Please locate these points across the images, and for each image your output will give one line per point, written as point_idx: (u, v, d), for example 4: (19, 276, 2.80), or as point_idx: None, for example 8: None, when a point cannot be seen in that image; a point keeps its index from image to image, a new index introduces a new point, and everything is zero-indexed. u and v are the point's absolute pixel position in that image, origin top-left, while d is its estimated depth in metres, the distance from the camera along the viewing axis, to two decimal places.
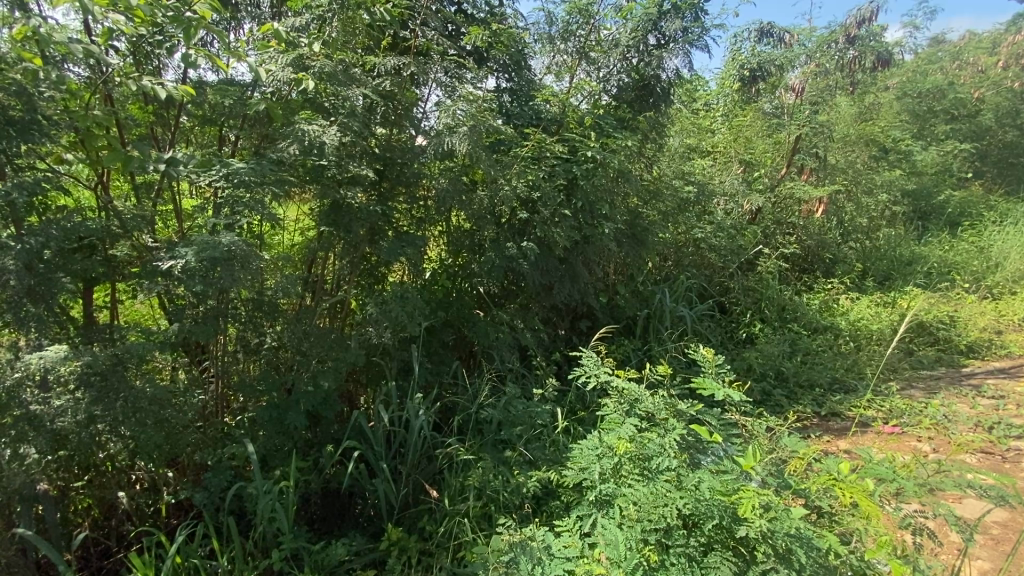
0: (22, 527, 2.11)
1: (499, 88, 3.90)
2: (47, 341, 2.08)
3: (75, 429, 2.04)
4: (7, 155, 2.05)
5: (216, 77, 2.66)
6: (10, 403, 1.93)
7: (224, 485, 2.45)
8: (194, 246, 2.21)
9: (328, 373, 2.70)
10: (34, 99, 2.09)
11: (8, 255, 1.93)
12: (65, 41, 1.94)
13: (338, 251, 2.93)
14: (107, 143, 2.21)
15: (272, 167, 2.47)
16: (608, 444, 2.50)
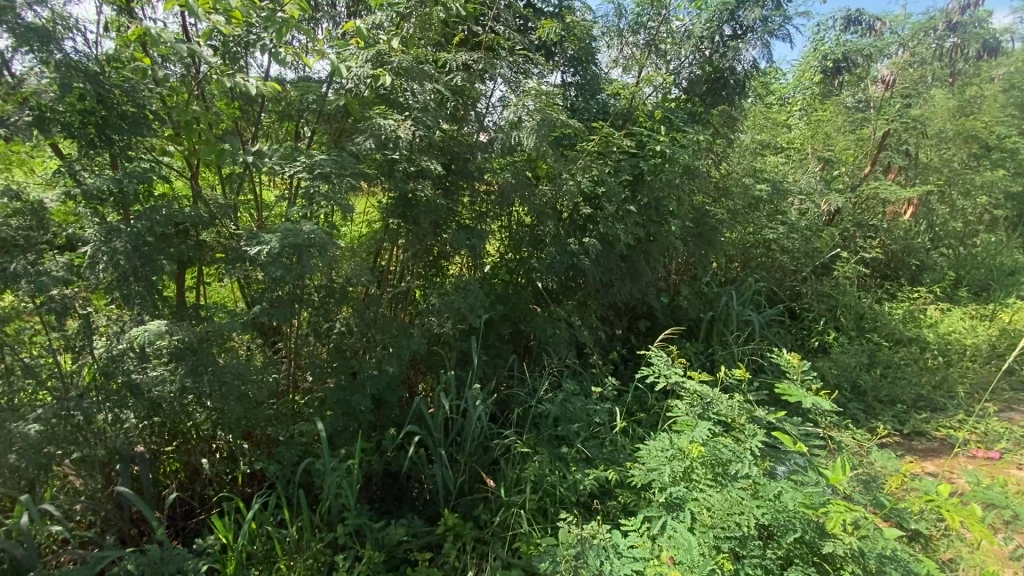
0: (120, 483, 2.33)
1: (566, 83, 3.87)
2: (147, 317, 2.27)
3: (169, 398, 2.23)
4: (119, 146, 2.26)
5: (295, 75, 2.79)
6: (115, 370, 2.17)
7: (294, 460, 2.60)
8: (277, 233, 2.34)
9: (392, 359, 2.82)
10: (141, 96, 2.29)
11: (119, 237, 2.12)
12: (172, 41, 2.15)
13: (404, 244, 3.02)
14: (203, 137, 2.39)
15: (352, 161, 2.60)
16: (679, 446, 2.43)
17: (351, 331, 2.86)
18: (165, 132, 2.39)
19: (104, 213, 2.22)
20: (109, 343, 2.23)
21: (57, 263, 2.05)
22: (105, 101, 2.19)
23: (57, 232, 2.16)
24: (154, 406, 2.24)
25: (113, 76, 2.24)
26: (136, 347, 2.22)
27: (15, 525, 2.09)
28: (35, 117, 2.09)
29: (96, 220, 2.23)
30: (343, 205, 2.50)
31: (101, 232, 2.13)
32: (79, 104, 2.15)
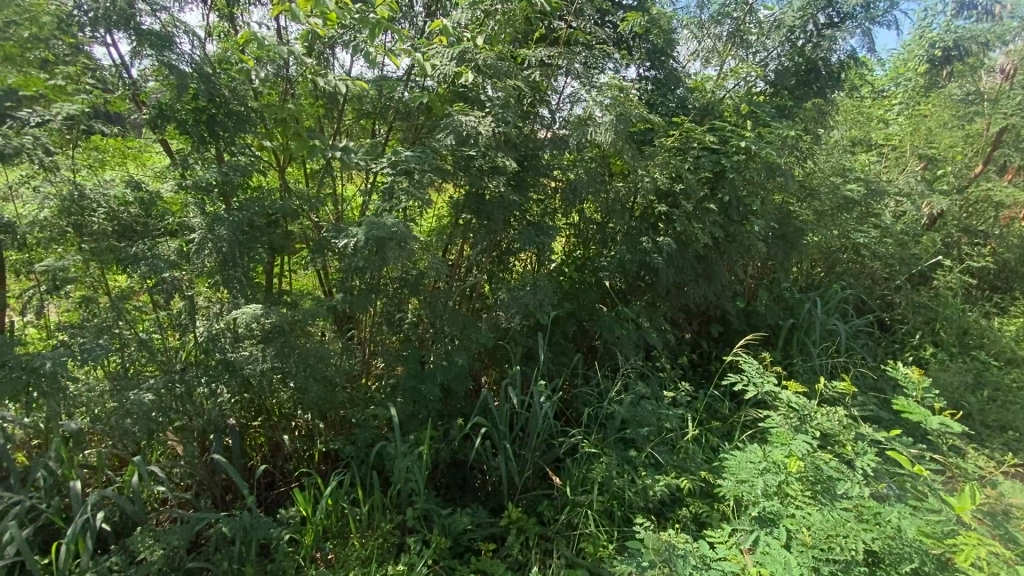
0: (214, 452, 2.53)
1: (643, 76, 3.76)
2: (242, 300, 2.45)
3: (258, 374, 2.42)
4: (225, 141, 2.45)
5: (373, 74, 2.90)
6: (212, 347, 2.38)
7: (367, 442, 2.73)
8: (364, 225, 2.43)
9: (461, 351, 2.88)
10: (243, 95, 2.48)
11: (222, 225, 2.29)
12: (275, 45, 2.32)
13: (475, 239, 3.07)
14: (298, 134, 2.56)
15: (434, 157, 2.69)
16: (774, 460, 2.38)
17: (422, 322, 2.95)
18: (264, 129, 2.58)
19: (210, 204, 2.41)
20: (211, 326, 2.41)
21: (170, 249, 2.28)
22: (217, 101, 2.38)
23: (168, 220, 2.38)
24: (247, 383, 2.43)
25: (224, 77, 2.45)
26: (234, 328, 2.41)
27: (128, 482, 2.32)
28: (156, 115, 2.35)
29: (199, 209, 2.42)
30: (421, 200, 2.58)
31: (207, 222, 2.32)
32: (195, 104, 2.36)
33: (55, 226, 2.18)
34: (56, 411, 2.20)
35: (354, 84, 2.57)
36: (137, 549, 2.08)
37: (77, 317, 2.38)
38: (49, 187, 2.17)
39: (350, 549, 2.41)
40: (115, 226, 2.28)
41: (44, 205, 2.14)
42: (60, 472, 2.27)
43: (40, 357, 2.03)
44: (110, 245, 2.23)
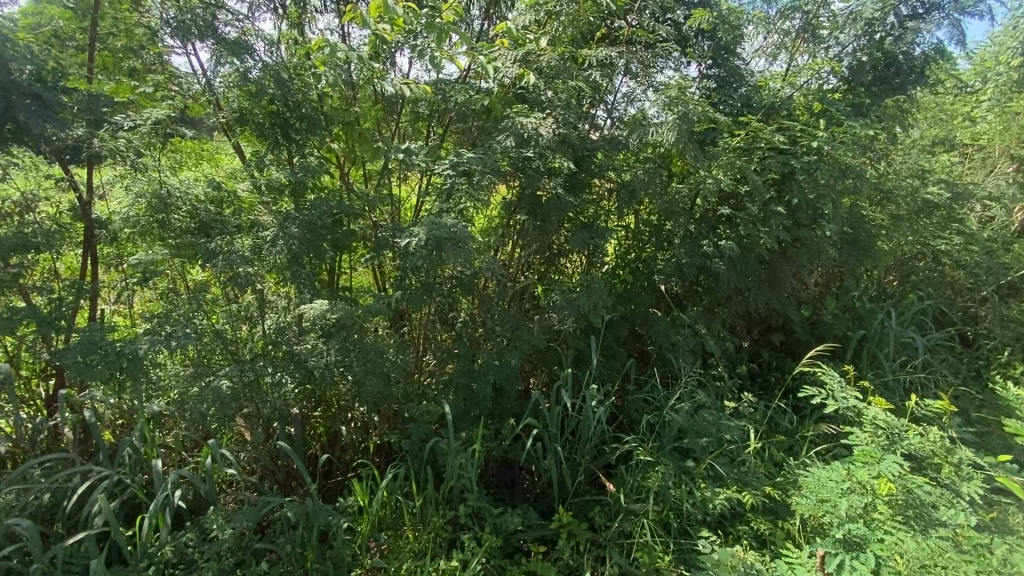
0: (278, 439, 2.65)
1: (705, 75, 3.65)
2: (307, 295, 2.57)
3: (321, 369, 2.50)
4: (298, 144, 2.59)
5: (430, 77, 2.96)
6: (280, 339, 2.53)
7: (420, 438, 2.79)
8: (425, 226, 2.49)
9: (514, 351, 2.90)
10: (315, 99, 2.61)
11: (294, 223, 2.41)
12: (346, 51, 2.42)
13: (529, 240, 3.09)
14: (363, 136, 2.66)
15: (496, 158, 2.72)
16: (860, 480, 2.22)
17: (475, 321, 3.00)
18: (331, 131, 2.69)
19: (281, 202, 2.53)
20: (279, 318, 2.59)
21: (245, 244, 2.42)
22: (291, 106, 2.52)
23: (244, 219, 2.53)
24: (312, 376, 2.52)
25: (298, 81, 2.58)
26: (299, 322, 2.55)
27: (202, 463, 2.45)
28: (236, 120, 2.52)
29: (268, 208, 2.54)
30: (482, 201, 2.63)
31: (279, 220, 2.44)
32: (272, 108, 2.51)
33: (142, 221, 2.35)
34: (141, 393, 2.36)
35: (417, 88, 2.65)
36: (211, 527, 2.21)
37: (158, 307, 2.56)
38: (139, 185, 2.35)
39: (404, 542, 2.46)
40: (196, 223, 2.44)
41: (137, 203, 2.32)
42: (143, 450, 2.40)
43: (134, 344, 2.21)
44: (192, 241, 2.39)
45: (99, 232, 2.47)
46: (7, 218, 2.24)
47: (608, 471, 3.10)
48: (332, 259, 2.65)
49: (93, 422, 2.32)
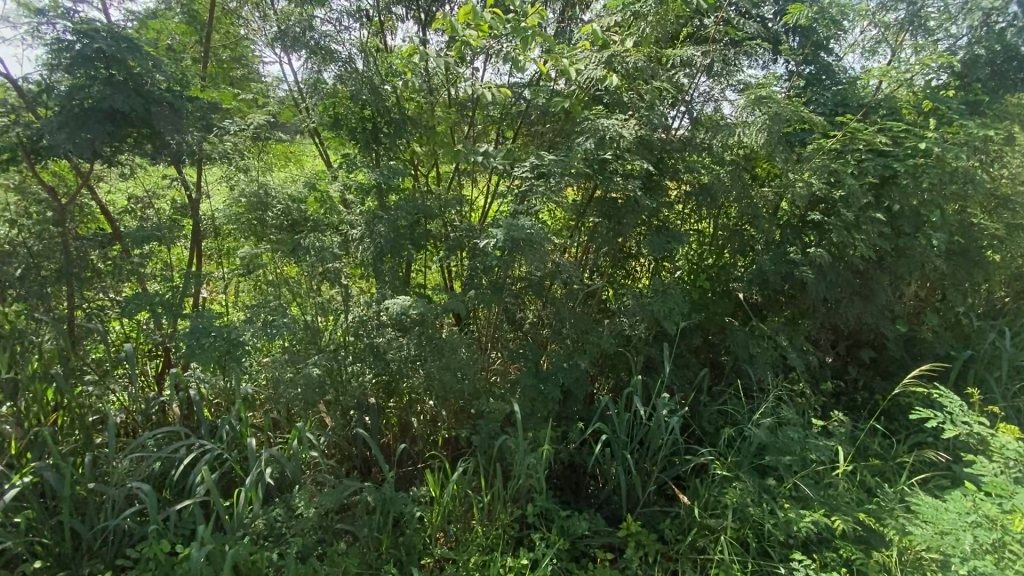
0: (358, 426, 2.79)
1: (797, 72, 3.48)
2: (388, 291, 2.72)
3: (401, 360, 2.68)
4: (387, 147, 2.74)
5: (505, 81, 3.01)
6: (364, 331, 2.70)
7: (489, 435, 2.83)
8: (502, 227, 2.53)
9: (584, 355, 2.93)
10: (402, 104, 2.73)
11: (380, 223, 2.57)
12: (436, 57, 2.53)
13: (601, 244, 3.02)
14: (447, 141, 2.76)
15: (575, 160, 2.72)
16: (988, 514, 2.06)
17: (543, 323, 3.02)
18: (415, 135, 2.80)
19: (366, 203, 2.67)
20: (365, 313, 2.70)
21: (335, 241, 2.59)
22: (381, 112, 2.69)
23: (336, 217, 2.69)
24: (389, 369, 2.70)
25: (386, 86, 2.71)
26: (386, 318, 2.67)
27: (288, 443, 2.60)
28: (332, 124, 2.70)
29: (354, 208, 2.69)
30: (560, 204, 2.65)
31: (367, 219, 2.61)
32: (364, 113, 2.67)
33: (243, 218, 2.56)
34: (240, 375, 2.57)
35: (499, 91, 2.70)
36: (296, 504, 2.34)
37: (252, 297, 2.74)
38: (242, 186, 2.56)
39: (472, 536, 2.51)
40: (288, 220, 2.62)
41: (239, 202, 2.53)
42: (238, 429, 2.58)
43: (237, 330, 2.41)
44: (288, 237, 2.57)
45: (204, 227, 2.70)
46: (131, 215, 2.59)
47: (678, 483, 3.01)
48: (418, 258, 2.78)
49: (197, 399, 2.55)
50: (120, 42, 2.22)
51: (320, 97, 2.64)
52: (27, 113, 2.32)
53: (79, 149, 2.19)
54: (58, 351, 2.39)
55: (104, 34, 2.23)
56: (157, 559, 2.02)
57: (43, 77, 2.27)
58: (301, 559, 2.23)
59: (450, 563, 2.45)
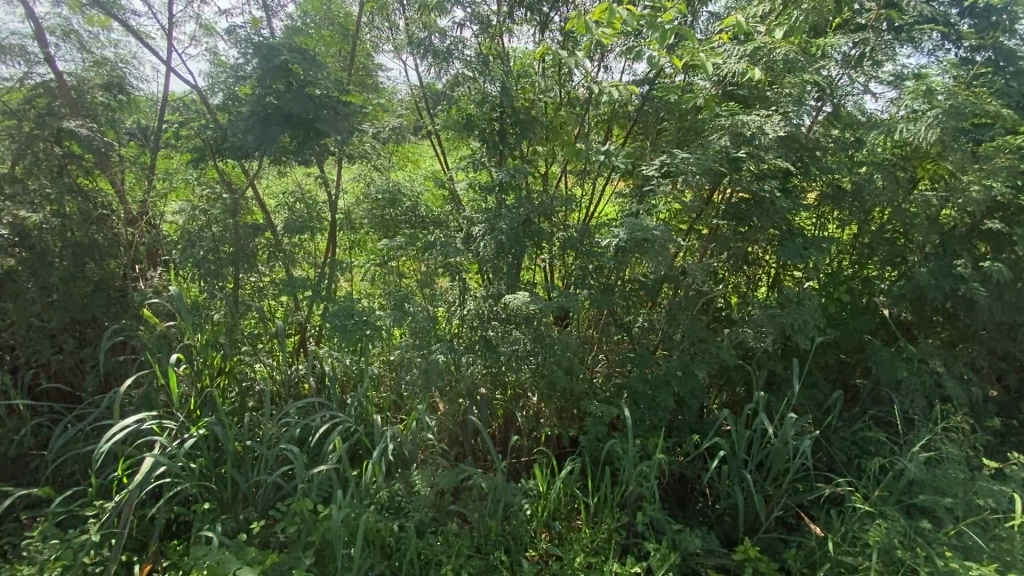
0: (469, 416, 2.89)
1: (973, 59, 3.07)
2: (503, 287, 2.82)
3: (513, 358, 2.72)
4: (513, 148, 2.78)
5: (630, 78, 2.96)
6: (481, 325, 2.78)
7: (597, 439, 2.79)
8: (626, 227, 2.51)
9: (702, 365, 2.78)
10: (531, 106, 2.80)
11: (504, 220, 2.65)
12: (569, 57, 2.55)
13: (726, 249, 2.86)
14: (567, 139, 2.77)
15: (713, 159, 2.58)
16: None
17: (653, 328, 2.96)
18: (540, 135, 2.81)
19: (489, 201, 2.76)
20: (480, 305, 2.79)
21: (459, 237, 2.71)
22: (510, 112, 2.72)
23: (460, 215, 2.83)
24: (501, 362, 2.72)
25: (517, 88, 2.78)
26: (501, 311, 2.76)
27: (407, 424, 2.77)
28: (461, 124, 2.76)
29: (478, 206, 2.79)
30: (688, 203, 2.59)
31: (489, 218, 2.69)
32: (493, 115, 2.72)
33: (378, 213, 2.78)
34: (368, 356, 2.80)
35: (626, 88, 2.65)
36: (415, 481, 2.46)
37: (371, 290, 2.89)
38: (380, 184, 2.79)
39: (578, 536, 2.49)
40: (417, 216, 2.80)
41: (376, 197, 2.76)
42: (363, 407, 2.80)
43: (373, 315, 2.64)
44: (417, 231, 2.75)
45: (341, 221, 2.97)
46: (282, 209, 2.91)
47: (803, 511, 2.75)
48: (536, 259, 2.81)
49: (331, 376, 2.81)
50: (295, 50, 2.54)
51: (454, 99, 2.76)
52: (213, 119, 2.74)
53: (266, 145, 2.56)
54: (222, 325, 2.75)
55: (282, 46, 2.53)
56: (300, 515, 2.24)
57: (230, 91, 2.66)
58: (419, 534, 2.37)
59: (555, 560, 2.46)
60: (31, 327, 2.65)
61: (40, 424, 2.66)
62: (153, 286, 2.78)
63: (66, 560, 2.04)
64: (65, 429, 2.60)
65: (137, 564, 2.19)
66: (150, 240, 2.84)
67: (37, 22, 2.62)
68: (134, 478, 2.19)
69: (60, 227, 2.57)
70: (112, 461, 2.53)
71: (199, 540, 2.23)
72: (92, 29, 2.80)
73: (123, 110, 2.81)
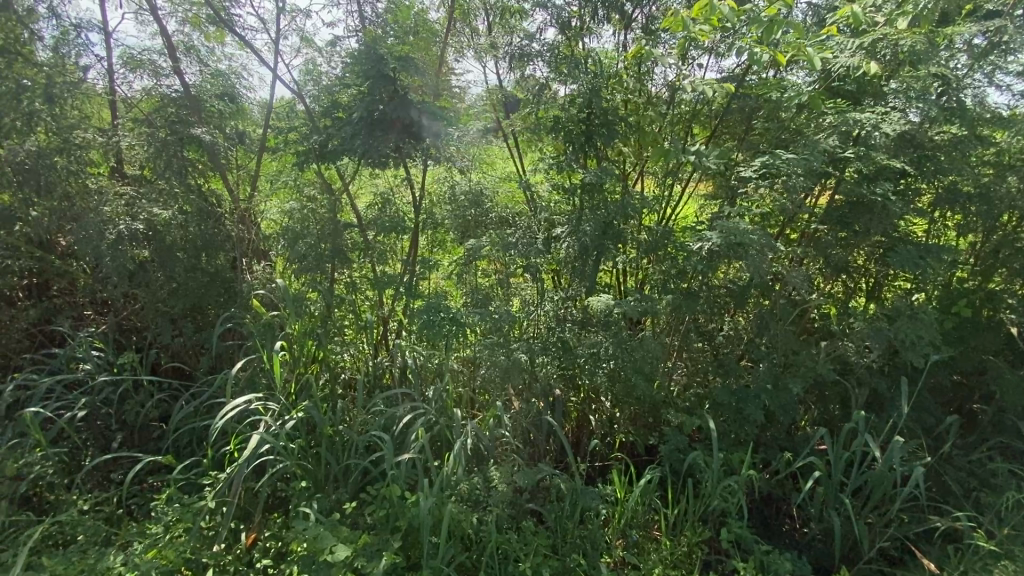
0: (546, 416, 2.89)
1: None
2: (584, 289, 2.83)
3: (592, 361, 2.69)
4: (601, 149, 2.74)
5: (718, 76, 2.86)
6: (560, 327, 2.78)
7: (678, 449, 2.69)
8: (720, 231, 2.41)
9: (797, 379, 2.61)
10: (621, 107, 2.75)
11: (589, 222, 2.63)
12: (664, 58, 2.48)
13: (828, 256, 2.67)
14: (655, 138, 2.69)
15: (819, 159, 2.42)
16: None
17: (739, 338, 2.81)
18: (627, 136, 2.75)
19: (573, 204, 2.76)
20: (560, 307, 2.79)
21: (540, 239, 2.74)
22: (599, 113, 2.68)
23: (540, 216, 2.85)
24: (577, 363, 2.75)
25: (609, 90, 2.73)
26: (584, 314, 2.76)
27: (483, 419, 2.82)
28: (550, 126, 2.77)
29: (563, 208, 2.80)
30: (788, 205, 2.45)
31: (574, 220, 2.69)
32: (581, 116, 2.69)
33: (461, 213, 2.85)
34: (449, 351, 2.88)
35: (721, 87, 2.53)
36: (493, 477, 2.51)
37: (450, 287, 2.95)
38: (466, 185, 2.87)
39: (657, 547, 2.42)
40: (501, 217, 2.86)
41: (463, 199, 2.85)
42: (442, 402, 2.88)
43: (459, 313, 2.71)
44: (501, 232, 2.80)
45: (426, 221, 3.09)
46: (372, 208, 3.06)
47: (908, 544, 2.51)
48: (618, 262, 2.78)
49: (413, 369, 2.93)
50: (399, 55, 2.71)
51: (543, 101, 2.77)
52: (315, 123, 2.92)
53: (367, 148, 2.75)
54: (318, 317, 2.95)
55: (384, 53, 2.68)
56: (388, 500, 2.36)
57: (333, 96, 2.84)
58: (499, 529, 2.38)
59: (632, 569, 2.40)
60: (157, 311, 2.96)
61: (161, 399, 2.96)
62: (259, 278, 3.03)
63: (186, 522, 2.26)
64: (183, 404, 2.89)
65: (243, 532, 2.39)
66: (256, 236, 3.10)
67: (167, 38, 2.94)
68: (244, 452, 2.39)
69: (185, 222, 2.85)
70: (220, 437, 2.77)
71: (298, 515, 2.38)
72: (209, 44, 3.10)
73: (232, 116, 3.06)
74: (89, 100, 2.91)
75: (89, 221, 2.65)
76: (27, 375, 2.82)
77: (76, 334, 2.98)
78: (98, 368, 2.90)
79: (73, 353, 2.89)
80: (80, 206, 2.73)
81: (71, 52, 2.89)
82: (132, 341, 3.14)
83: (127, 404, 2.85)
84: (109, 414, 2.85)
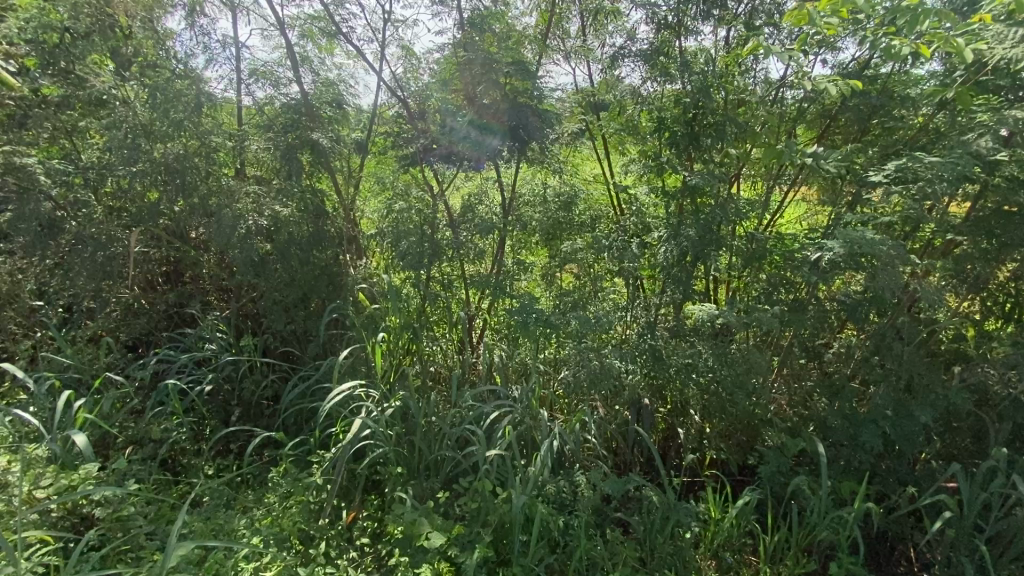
0: (634, 425, 2.80)
1: None
2: (679, 296, 2.68)
3: (688, 372, 2.57)
4: (706, 151, 2.62)
5: (827, 68, 2.66)
6: (654, 334, 2.69)
7: (778, 472, 2.51)
8: (843, 239, 2.20)
9: (926, 407, 2.33)
10: (729, 108, 2.62)
11: (694, 228, 2.51)
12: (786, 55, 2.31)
13: (967, 271, 2.37)
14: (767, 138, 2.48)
15: (967, 162, 2.15)
16: None
17: (853, 356, 2.57)
18: (734, 138, 2.61)
19: (673, 208, 2.67)
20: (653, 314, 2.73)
21: (636, 243, 2.68)
22: (706, 114, 2.57)
23: (635, 220, 2.79)
24: (670, 373, 2.64)
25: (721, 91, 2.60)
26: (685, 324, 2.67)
27: (568, 422, 2.80)
28: (651, 129, 2.69)
29: (662, 212, 2.71)
30: (923, 213, 2.20)
31: (673, 225, 2.59)
32: (687, 116, 2.58)
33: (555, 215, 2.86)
34: (536, 352, 2.90)
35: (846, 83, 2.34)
36: (579, 482, 2.48)
37: (539, 289, 2.96)
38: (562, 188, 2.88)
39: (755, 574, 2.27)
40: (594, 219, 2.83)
41: (559, 201, 2.86)
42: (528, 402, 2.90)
43: (552, 315, 2.71)
44: (595, 235, 2.77)
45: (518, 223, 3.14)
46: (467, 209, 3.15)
47: None
48: (716, 267, 2.60)
49: (500, 367, 2.99)
50: (509, 61, 2.80)
51: (647, 103, 2.67)
52: (421, 127, 3.06)
53: None
54: (414, 312, 3.09)
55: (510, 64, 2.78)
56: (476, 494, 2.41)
57: (439, 101, 2.96)
58: (586, 535, 2.34)
59: None
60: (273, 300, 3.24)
61: (273, 380, 3.24)
62: (363, 273, 3.23)
63: (295, 494, 2.44)
64: (292, 386, 3.13)
65: (344, 510, 2.52)
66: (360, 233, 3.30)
67: (289, 50, 3.21)
68: (347, 435, 2.54)
69: (301, 219, 3.08)
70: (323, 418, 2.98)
71: (393, 499, 2.49)
72: (321, 56, 3.34)
73: (341, 122, 3.28)
74: (221, 108, 3.23)
75: (225, 217, 2.92)
76: (167, 352, 3.19)
77: (205, 317, 3.33)
78: (222, 349, 3.23)
79: (202, 333, 3.23)
80: (215, 203, 3.02)
81: (204, 65, 3.23)
82: (249, 326, 3.46)
83: (245, 383, 3.14)
84: (230, 391, 3.16)
